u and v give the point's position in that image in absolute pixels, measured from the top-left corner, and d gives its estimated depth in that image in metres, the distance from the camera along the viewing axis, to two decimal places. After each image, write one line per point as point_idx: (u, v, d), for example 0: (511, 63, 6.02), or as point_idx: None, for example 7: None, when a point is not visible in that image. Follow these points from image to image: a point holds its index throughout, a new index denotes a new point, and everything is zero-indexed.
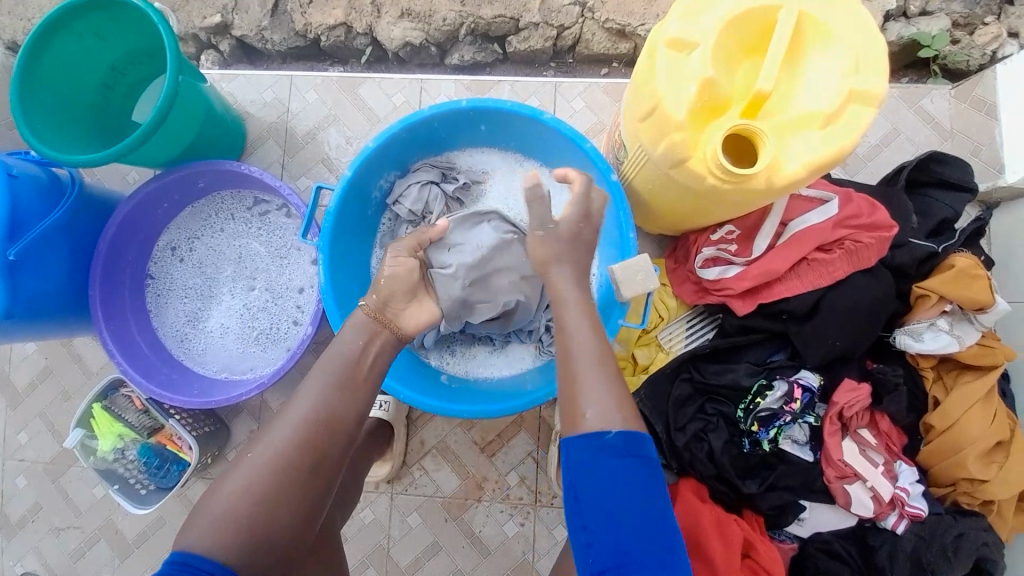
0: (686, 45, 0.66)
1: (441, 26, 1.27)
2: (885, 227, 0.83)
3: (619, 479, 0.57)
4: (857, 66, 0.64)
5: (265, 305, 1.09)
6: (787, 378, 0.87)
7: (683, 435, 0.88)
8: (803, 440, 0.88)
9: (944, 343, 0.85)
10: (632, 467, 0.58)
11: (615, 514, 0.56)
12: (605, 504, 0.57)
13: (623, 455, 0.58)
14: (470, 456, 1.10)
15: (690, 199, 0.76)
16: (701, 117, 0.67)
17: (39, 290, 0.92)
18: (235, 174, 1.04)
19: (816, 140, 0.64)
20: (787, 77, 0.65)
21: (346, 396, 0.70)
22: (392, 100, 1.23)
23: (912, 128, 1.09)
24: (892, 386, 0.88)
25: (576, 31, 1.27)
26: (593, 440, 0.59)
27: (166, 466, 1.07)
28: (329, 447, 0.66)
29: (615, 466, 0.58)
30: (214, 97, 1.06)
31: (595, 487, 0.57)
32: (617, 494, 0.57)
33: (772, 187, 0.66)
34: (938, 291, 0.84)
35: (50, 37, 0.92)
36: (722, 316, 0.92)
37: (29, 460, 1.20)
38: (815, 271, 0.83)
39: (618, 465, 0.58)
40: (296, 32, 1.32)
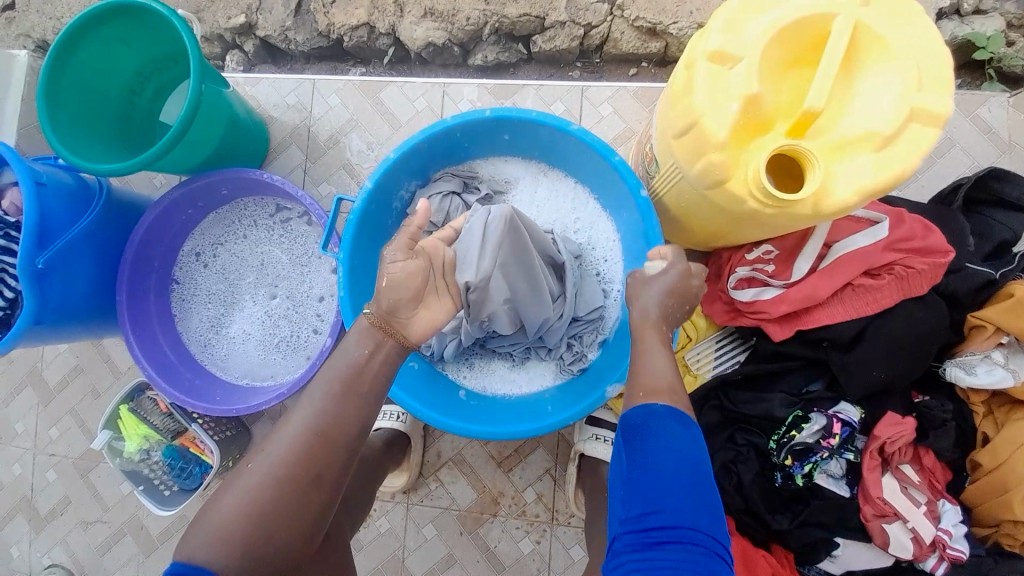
0: (728, 58, 0.61)
1: (465, 26, 1.24)
2: (940, 251, 0.77)
3: (671, 446, 0.59)
4: (919, 84, 0.58)
5: (286, 313, 1.09)
6: (824, 411, 0.82)
7: (711, 464, 0.85)
8: (838, 475, 0.84)
9: (999, 378, 0.79)
10: (679, 437, 0.60)
11: (664, 481, 0.57)
12: (656, 470, 0.58)
13: (674, 424, 0.61)
14: (487, 470, 1.09)
15: (725, 220, 0.72)
16: (743, 136, 0.62)
17: (68, 296, 0.94)
18: (257, 182, 1.04)
19: (869, 164, 0.59)
20: (839, 94, 0.60)
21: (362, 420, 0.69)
22: (415, 105, 1.20)
23: (969, 139, 1.01)
24: (939, 422, 0.82)
25: (605, 30, 1.22)
26: (642, 412, 0.62)
27: (189, 468, 1.09)
28: (343, 474, 0.65)
29: (668, 433, 0.60)
30: (236, 102, 1.06)
31: (646, 451, 0.59)
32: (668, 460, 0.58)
33: (818, 213, 0.61)
34: (995, 321, 0.78)
35: (76, 43, 0.92)
36: (755, 340, 0.87)
37: (60, 455, 1.24)
38: (860, 298, 0.78)
39: (671, 431, 0.60)
40: (319, 32, 1.30)
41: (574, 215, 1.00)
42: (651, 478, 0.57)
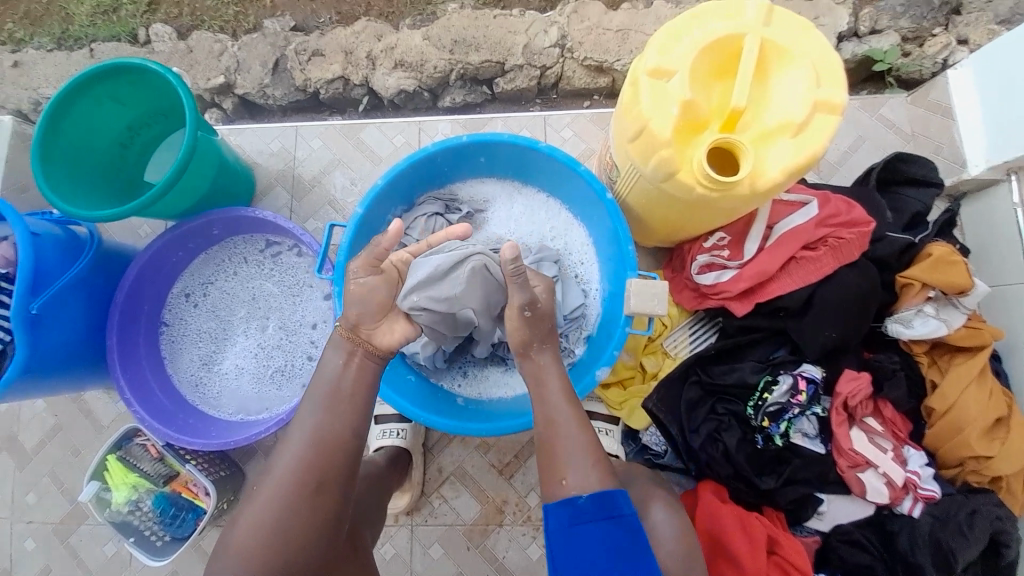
0: (664, 72, 0.73)
1: (433, 73, 1.38)
2: (862, 223, 0.89)
3: (592, 543, 0.64)
4: (818, 82, 0.71)
5: (279, 343, 1.12)
6: (790, 372, 0.90)
7: (698, 436, 0.90)
8: (813, 433, 0.90)
9: (934, 327, 0.89)
10: (602, 535, 0.64)
11: (591, 572, 0.63)
12: (582, 565, 0.63)
13: (598, 514, 0.66)
14: (488, 480, 1.10)
15: (681, 209, 0.82)
16: (684, 135, 0.74)
17: (57, 343, 0.94)
18: (248, 219, 1.09)
19: (789, 147, 0.71)
20: (758, 95, 0.73)
21: (343, 417, 0.72)
22: (393, 142, 1.31)
23: (876, 134, 1.18)
24: (889, 373, 0.92)
25: (558, 70, 1.39)
26: (567, 507, 0.67)
27: (182, 515, 1.05)
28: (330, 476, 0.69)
29: (592, 528, 0.65)
30: (225, 150, 1.13)
31: (569, 554, 0.64)
32: (591, 548, 0.64)
33: (754, 192, 0.72)
34: (920, 277, 0.90)
35: (70, 103, 0.98)
36: (721, 319, 0.96)
37: (37, 521, 1.17)
38: (805, 269, 0.88)
39: (589, 529, 0.65)
40: (297, 87, 1.42)
41: (549, 225, 1.09)
42: (578, 569, 0.63)
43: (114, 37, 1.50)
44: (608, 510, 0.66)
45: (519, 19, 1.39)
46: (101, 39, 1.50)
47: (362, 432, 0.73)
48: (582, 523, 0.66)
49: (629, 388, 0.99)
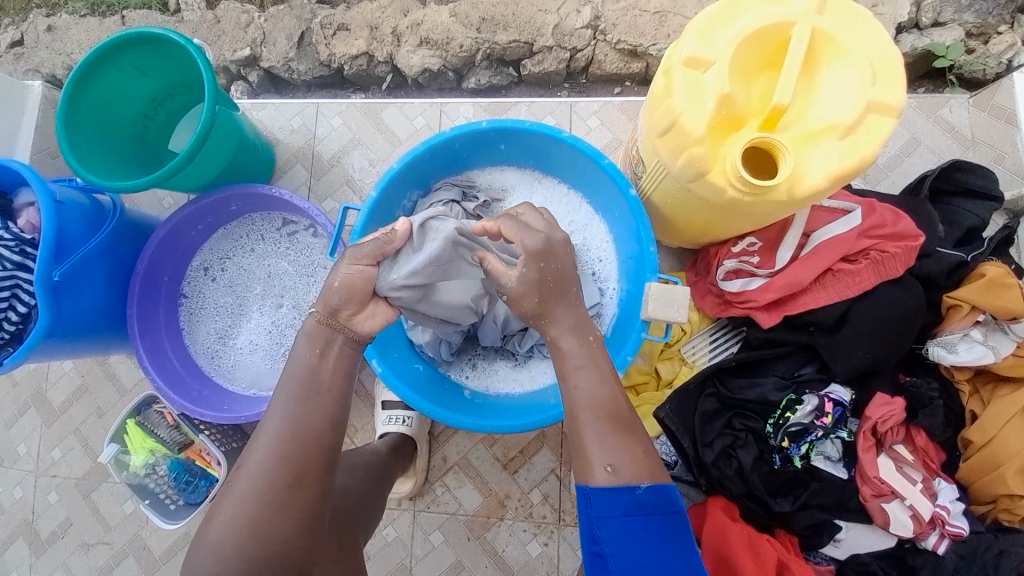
0: (702, 62, 0.67)
1: (459, 53, 1.33)
2: (911, 236, 0.82)
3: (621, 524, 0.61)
4: (874, 80, 0.64)
5: (293, 322, 1.12)
6: (817, 393, 0.85)
7: (711, 451, 0.86)
8: (836, 457, 0.86)
9: (979, 355, 0.83)
10: (651, 529, 0.61)
11: (636, 557, 0.60)
12: (628, 551, 0.60)
13: (657, 510, 0.62)
14: (492, 473, 1.10)
15: (711, 211, 0.77)
16: (720, 131, 0.68)
17: (80, 310, 0.96)
18: (265, 197, 1.09)
19: (836, 151, 0.64)
20: (805, 90, 0.66)
21: (325, 411, 0.70)
22: (414, 123, 1.27)
23: (932, 138, 1.09)
24: (927, 401, 0.86)
25: (589, 53, 1.32)
26: (626, 496, 0.61)
27: (195, 482, 1.08)
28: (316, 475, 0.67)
29: (641, 520, 0.61)
30: (246, 125, 1.12)
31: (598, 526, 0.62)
32: (638, 538, 0.60)
33: (793, 198, 0.67)
34: (970, 300, 0.83)
35: (94, 71, 0.98)
36: (746, 329, 0.91)
37: (61, 476, 1.23)
38: (841, 282, 0.82)
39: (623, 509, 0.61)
40: (321, 62, 1.39)
41: (568, 219, 1.05)
42: (622, 551, 0.60)
43: (145, 4, 1.50)
44: (666, 506, 0.62)
45: None
46: (133, 6, 1.50)
47: (339, 425, 0.71)
48: (636, 511, 0.62)
49: (642, 393, 0.96)
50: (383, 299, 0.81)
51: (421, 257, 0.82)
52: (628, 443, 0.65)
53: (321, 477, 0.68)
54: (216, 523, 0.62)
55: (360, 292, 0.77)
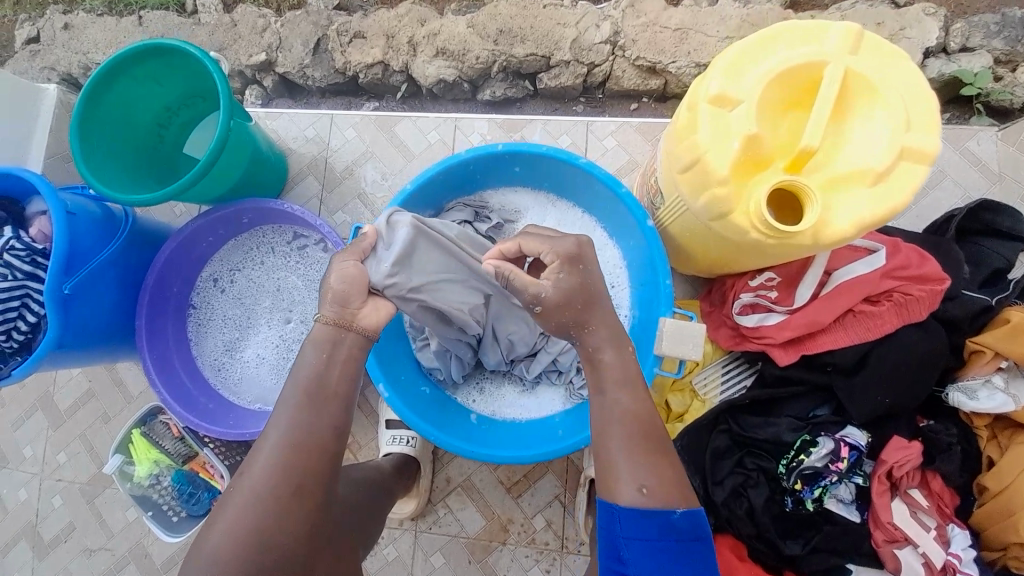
0: (728, 101, 0.66)
1: (475, 64, 1.31)
2: (935, 279, 0.80)
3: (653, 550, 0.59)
4: (907, 125, 0.62)
5: (300, 337, 1.12)
6: (832, 435, 0.83)
7: (722, 490, 0.85)
8: (848, 499, 0.85)
9: (1000, 403, 0.81)
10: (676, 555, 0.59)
11: None
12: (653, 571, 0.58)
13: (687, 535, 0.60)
14: (496, 496, 1.09)
15: (730, 248, 0.75)
16: (744, 172, 0.66)
17: (89, 321, 0.96)
18: (277, 211, 1.08)
19: (865, 199, 0.63)
20: (835, 133, 0.64)
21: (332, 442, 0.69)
22: (428, 138, 1.26)
23: (958, 171, 1.06)
24: (944, 446, 0.84)
25: (607, 68, 1.30)
26: (659, 518, 0.60)
27: (198, 494, 1.09)
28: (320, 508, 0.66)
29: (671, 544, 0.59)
30: (259, 135, 1.11)
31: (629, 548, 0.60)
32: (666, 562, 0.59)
33: (816, 243, 0.65)
34: (993, 345, 0.81)
35: (109, 81, 0.97)
36: (761, 364, 0.90)
37: (66, 480, 1.23)
38: (861, 324, 0.81)
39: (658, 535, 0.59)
40: (336, 69, 1.38)
41: None
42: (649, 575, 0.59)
43: (162, 5, 1.49)
44: (696, 532, 0.61)
45: (570, 11, 1.31)
46: (150, 6, 1.50)
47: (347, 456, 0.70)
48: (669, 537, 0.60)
49: None
50: (379, 295, 0.81)
51: (397, 247, 0.82)
52: (649, 473, 0.63)
53: (325, 506, 0.67)
54: (211, 542, 0.61)
55: (371, 319, 0.76)
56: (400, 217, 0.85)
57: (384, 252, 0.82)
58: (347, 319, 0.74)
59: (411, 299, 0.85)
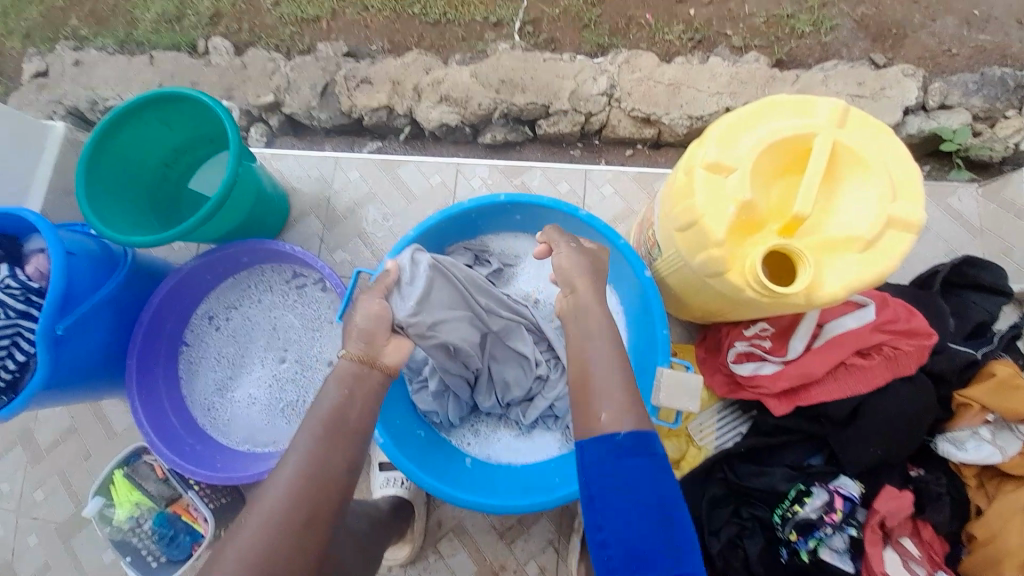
0: (724, 167, 0.68)
1: (476, 110, 1.36)
2: (923, 334, 0.82)
3: (624, 479, 0.55)
4: (894, 195, 0.65)
5: (293, 378, 1.10)
6: (826, 485, 0.83)
7: (718, 541, 0.84)
8: (842, 549, 0.82)
9: (987, 454, 0.82)
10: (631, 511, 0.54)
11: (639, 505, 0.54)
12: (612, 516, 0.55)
13: (640, 455, 0.56)
14: (489, 542, 1.04)
15: (726, 304, 0.76)
16: (740, 233, 0.68)
17: (79, 361, 0.94)
18: (277, 251, 1.08)
19: (855, 263, 0.65)
20: (825, 201, 0.67)
21: None
22: (430, 181, 1.29)
23: (941, 225, 1.10)
24: (935, 496, 0.84)
25: (604, 117, 1.35)
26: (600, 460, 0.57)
27: (179, 537, 1.03)
28: None
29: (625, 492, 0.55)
30: (263, 177, 1.13)
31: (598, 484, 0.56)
32: (635, 479, 0.55)
33: (810, 302, 0.66)
34: (981, 399, 0.83)
35: (120, 124, 0.99)
36: (756, 413, 0.90)
37: (41, 518, 1.17)
38: (853, 376, 0.82)
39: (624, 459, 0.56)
40: (342, 112, 1.42)
41: None
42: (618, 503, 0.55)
43: (175, 46, 1.55)
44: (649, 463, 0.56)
45: (569, 64, 1.37)
46: (163, 46, 1.55)
47: None
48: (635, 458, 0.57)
49: None
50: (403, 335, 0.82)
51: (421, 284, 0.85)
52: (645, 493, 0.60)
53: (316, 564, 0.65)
54: None
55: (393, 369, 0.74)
56: (422, 254, 0.88)
57: (410, 290, 0.84)
58: (370, 371, 0.71)
59: (429, 337, 0.86)
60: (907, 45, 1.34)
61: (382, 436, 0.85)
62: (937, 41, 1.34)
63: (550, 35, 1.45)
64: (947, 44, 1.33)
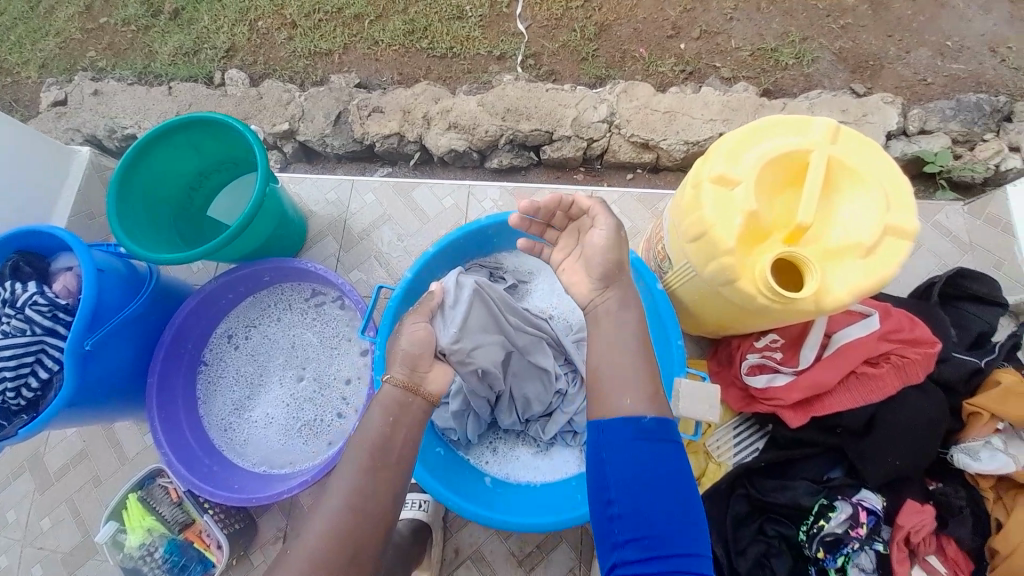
0: (729, 182, 0.74)
1: (484, 137, 1.43)
2: (927, 342, 0.86)
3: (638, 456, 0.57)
4: (889, 205, 0.71)
5: (311, 396, 1.11)
6: (850, 500, 0.85)
7: (745, 560, 0.84)
8: (870, 569, 0.82)
9: (1002, 464, 0.84)
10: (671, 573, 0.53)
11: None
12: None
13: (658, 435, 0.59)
14: (507, 570, 1.04)
15: (738, 313, 0.80)
16: (748, 243, 0.73)
17: (102, 379, 0.95)
18: (298, 269, 1.12)
19: (857, 269, 0.69)
20: (825, 211, 0.72)
21: None
22: (442, 203, 1.34)
23: (932, 241, 1.16)
24: (956, 509, 0.87)
25: (605, 143, 1.42)
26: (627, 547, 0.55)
27: (191, 566, 1.01)
28: None
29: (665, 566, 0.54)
30: (285, 200, 1.17)
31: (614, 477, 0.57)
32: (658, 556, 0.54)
33: (819, 308, 0.71)
34: (990, 408, 0.86)
35: (154, 147, 1.06)
36: (772, 427, 0.92)
37: (48, 549, 1.14)
38: (865, 385, 0.84)
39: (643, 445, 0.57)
40: (354, 138, 1.49)
41: None
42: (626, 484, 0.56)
43: (192, 77, 1.62)
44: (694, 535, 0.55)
45: (570, 94, 1.45)
46: (180, 78, 1.63)
47: None
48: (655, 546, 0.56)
49: None
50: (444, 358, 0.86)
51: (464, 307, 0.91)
52: None
53: None
54: None
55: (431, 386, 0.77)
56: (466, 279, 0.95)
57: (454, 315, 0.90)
58: (413, 398, 0.73)
59: (468, 362, 0.90)
60: (885, 75, 1.44)
61: (418, 474, 0.86)
62: (914, 70, 1.44)
63: (551, 67, 1.54)
64: (923, 74, 1.44)
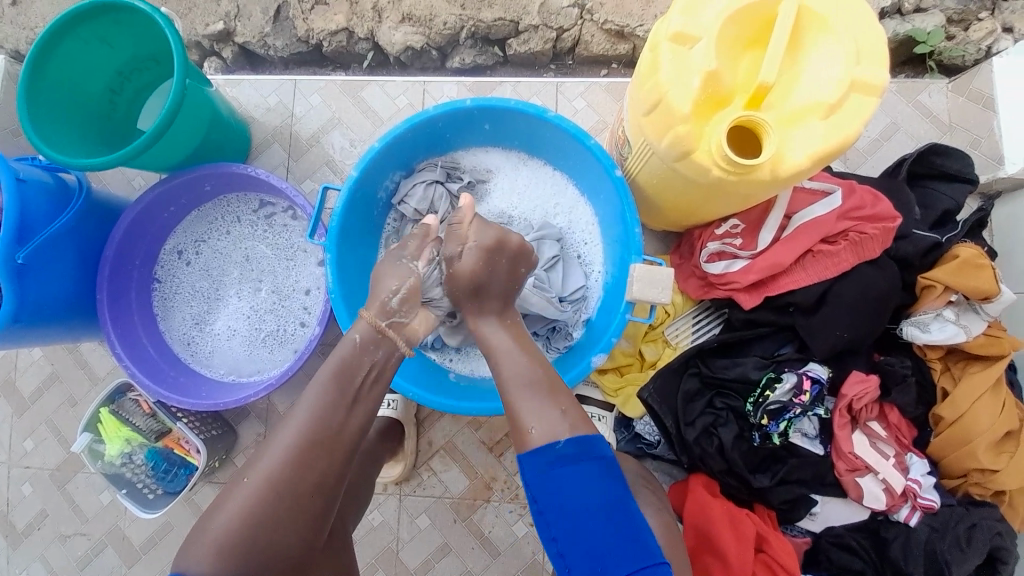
0: (688, 39, 0.67)
1: (442, 30, 1.19)
2: (888, 218, 0.87)
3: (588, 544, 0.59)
4: (858, 58, 0.66)
5: (272, 307, 1.10)
6: (796, 371, 0.90)
7: (693, 429, 0.91)
8: (813, 434, 0.92)
9: (952, 333, 0.88)
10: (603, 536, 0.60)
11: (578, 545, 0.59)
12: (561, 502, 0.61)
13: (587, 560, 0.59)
14: (478, 457, 1.10)
15: (696, 192, 0.77)
16: (705, 110, 0.68)
17: (47, 295, 0.92)
18: (241, 177, 1.05)
19: (819, 130, 0.66)
20: (789, 70, 0.68)
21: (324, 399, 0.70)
22: (396, 103, 1.24)
23: (910, 123, 1.10)
24: (900, 378, 0.91)
25: (576, 32, 1.19)
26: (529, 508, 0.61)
27: (174, 470, 1.06)
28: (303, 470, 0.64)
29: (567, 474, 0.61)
30: (219, 101, 1.06)
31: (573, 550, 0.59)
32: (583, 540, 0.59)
33: (775, 178, 0.68)
34: (943, 280, 0.88)
35: (56, 40, 0.93)
36: (728, 310, 0.95)
37: (35, 467, 1.18)
38: (821, 263, 0.87)
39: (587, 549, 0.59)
40: (298, 38, 1.22)
41: (555, 201, 1.05)
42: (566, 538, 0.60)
43: None
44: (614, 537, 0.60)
45: None
46: None
47: None
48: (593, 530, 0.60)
49: (625, 374, 0.99)
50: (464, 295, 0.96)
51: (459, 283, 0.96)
52: None
53: None
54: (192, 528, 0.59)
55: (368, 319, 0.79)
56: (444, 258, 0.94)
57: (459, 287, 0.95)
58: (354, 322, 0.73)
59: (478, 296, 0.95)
60: None
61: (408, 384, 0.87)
62: None
63: None
64: None
